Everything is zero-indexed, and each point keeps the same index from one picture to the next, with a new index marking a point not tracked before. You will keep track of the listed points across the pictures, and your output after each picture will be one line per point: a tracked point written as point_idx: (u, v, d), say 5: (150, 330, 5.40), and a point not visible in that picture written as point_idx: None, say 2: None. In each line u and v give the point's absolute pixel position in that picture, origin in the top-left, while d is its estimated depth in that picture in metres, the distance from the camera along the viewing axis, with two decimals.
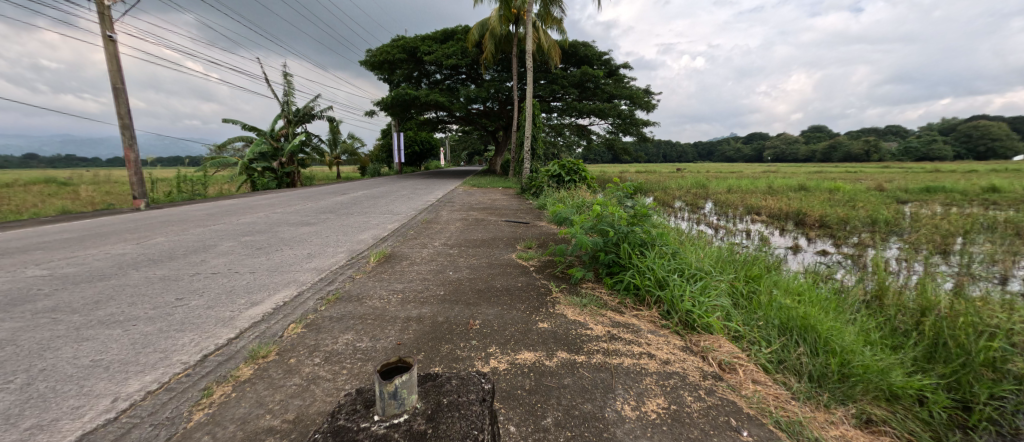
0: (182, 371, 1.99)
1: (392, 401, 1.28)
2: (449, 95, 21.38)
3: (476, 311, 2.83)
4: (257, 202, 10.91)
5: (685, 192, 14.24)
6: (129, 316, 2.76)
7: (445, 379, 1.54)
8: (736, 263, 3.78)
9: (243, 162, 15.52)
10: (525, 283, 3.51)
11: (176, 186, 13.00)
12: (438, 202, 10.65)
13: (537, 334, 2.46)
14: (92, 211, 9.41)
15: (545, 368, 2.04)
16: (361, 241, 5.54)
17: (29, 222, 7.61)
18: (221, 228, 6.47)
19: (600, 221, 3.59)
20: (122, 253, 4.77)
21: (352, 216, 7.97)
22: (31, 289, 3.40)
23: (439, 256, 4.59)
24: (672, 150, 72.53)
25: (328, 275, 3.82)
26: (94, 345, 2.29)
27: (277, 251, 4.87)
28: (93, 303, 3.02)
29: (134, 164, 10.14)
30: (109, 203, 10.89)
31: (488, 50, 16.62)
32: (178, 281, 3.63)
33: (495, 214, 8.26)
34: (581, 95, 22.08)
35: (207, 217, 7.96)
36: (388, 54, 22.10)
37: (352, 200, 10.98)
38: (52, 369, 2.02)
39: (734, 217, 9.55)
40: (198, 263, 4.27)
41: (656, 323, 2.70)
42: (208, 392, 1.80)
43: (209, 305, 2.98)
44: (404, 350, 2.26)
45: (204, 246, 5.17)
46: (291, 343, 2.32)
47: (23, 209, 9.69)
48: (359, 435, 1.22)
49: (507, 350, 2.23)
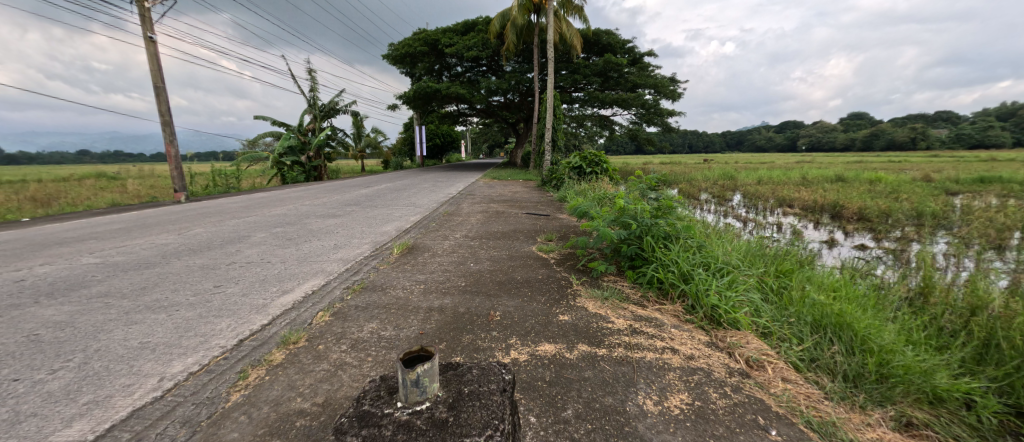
0: (220, 355, 2.11)
1: (414, 388, 1.31)
2: (469, 87, 21.41)
3: (497, 302, 2.86)
4: (286, 195, 11.32)
5: (711, 183, 13.78)
6: (173, 302, 2.94)
7: (465, 368, 1.56)
8: (766, 257, 3.64)
9: (273, 156, 16.11)
10: (546, 275, 3.50)
11: (212, 180, 13.66)
12: (460, 194, 10.73)
13: (558, 326, 2.45)
14: (139, 203, 10.06)
15: (565, 361, 2.04)
16: (385, 232, 5.67)
17: (82, 214, 8.20)
18: (254, 220, 6.76)
19: (622, 214, 3.52)
20: (164, 243, 5.06)
21: (375, 209, 8.15)
22: (85, 276, 3.65)
23: (460, 248, 4.64)
24: (699, 140, 70.25)
25: (353, 265, 3.93)
26: (142, 329, 2.46)
27: (306, 242, 5.05)
28: (140, 289, 3.24)
29: (174, 159, 10.70)
30: (152, 196, 11.58)
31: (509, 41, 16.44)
32: (216, 269, 3.83)
33: (515, 206, 8.25)
34: (603, 85, 21.61)
35: (241, 209, 8.33)
36: (410, 47, 22.22)
37: (376, 193, 11.24)
38: (106, 350, 2.17)
39: (765, 210, 9.17)
40: (233, 253, 4.48)
41: (680, 318, 2.64)
42: (244, 375, 1.90)
43: (244, 293, 3.13)
44: (426, 339, 2.30)
45: (239, 236, 5.42)
46: (319, 330, 2.42)
47: (77, 202, 10.41)
48: (382, 420, 1.25)
49: (528, 341, 2.24)
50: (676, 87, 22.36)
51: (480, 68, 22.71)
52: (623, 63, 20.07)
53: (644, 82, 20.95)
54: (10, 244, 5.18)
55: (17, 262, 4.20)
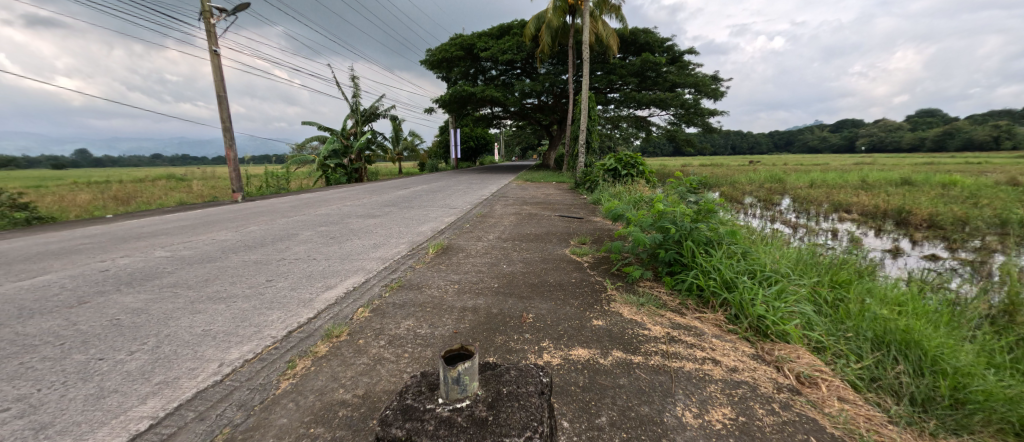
0: (271, 345, 2.26)
1: (455, 386, 1.34)
2: (503, 90, 21.61)
3: (530, 304, 2.86)
4: (331, 196, 11.94)
5: (757, 186, 13.03)
6: (231, 293, 3.20)
7: (503, 369, 1.58)
8: (819, 266, 3.38)
9: (319, 159, 17.06)
10: (579, 279, 3.45)
11: (265, 181, 14.68)
12: (493, 196, 10.85)
13: (592, 331, 2.42)
14: (202, 202, 10.99)
15: (600, 367, 2.00)
16: (421, 233, 5.84)
17: (155, 212, 9.08)
18: (301, 219, 7.20)
19: (660, 218, 3.41)
20: (223, 239, 5.50)
21: (412, 210, 8.41)
22: (157, 268, 4.04)
23: (494, 249, 4.69)
24: (743, 141, 66.67)
25: (391, 264, 4.08)
26: (204, 317, 2.69)
27: (348, 241, 5.31)
28: (203, 281, 3.55)
29: (233, 162, 11.61)
30: (214, 196, 12.61)
31: (544, 43, 16.42)
32: (268, 265, 4.11)
33: (548, 209, 8.22)
34: (640, 85, 21.09)
35: (290, 208, 8.89)
36: (446, 52, 22.77)
37: (413, 194, 11.59)
38: (174, 335, 2.40)
39: (818, 215, 8.53)
40: (283, 249, 4.79)
41: (722, 328, 2.51)
42: (292, 364, 2.03)
43: (292, 287, 3.34)
44: (460, 339, 2.34)
45: (288, 234, 5.79)
46: (360, 326, 2.53)
47: (151, 201, 11.55)
48: (425, 415, 1.29)
49: (561, 345, 2.22)
50: (719, 86, 21.37)
51: (515, 71, 22.85)
52: (662, 62, 19.47)
53: (684, 81, 20.23)
54: (96, 238, 5.82)
55: (102, 254, 4.72)
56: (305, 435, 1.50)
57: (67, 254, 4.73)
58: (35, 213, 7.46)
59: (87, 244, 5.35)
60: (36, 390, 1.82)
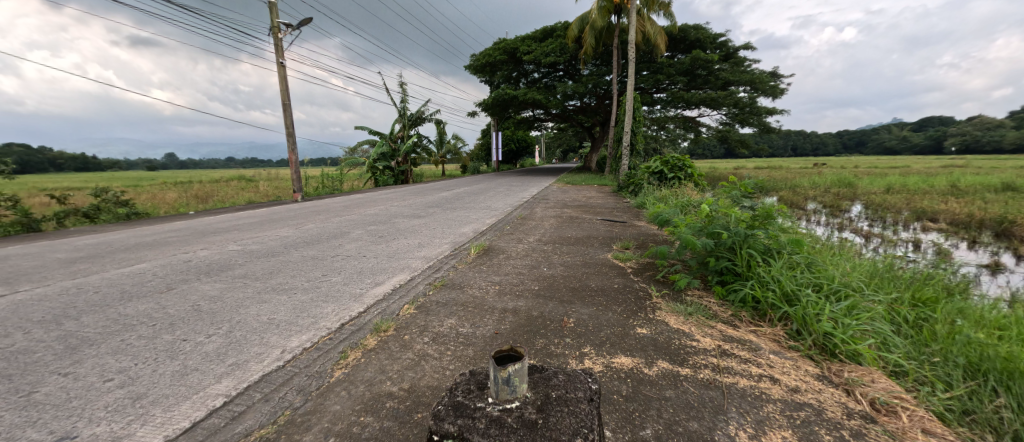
0: (326, 335, 2.42)
1: (505, 386, 1.36)
2: (546, 93, 21.59)
3: (570, 309, 2.82)
4: (380, 197, 12.57)
5: (822, 191, 11.94)
6: (292, 285, 3.47)
7: (551, 373, 1.57)
8: (897, 281, 3.03)
9: (369, 162, 18.02)
10: (622, 285, 3.36)
11: (321, 183, 15.75)
12: (533, 199, 10.85)
13: (635, 339, 2.34)
14: (267, 202, 12.01)
15: (644, 377, 1.93)
16: (463, 233, 5.98)
17: (229, 209, 10.07)
18: (353, 218, 7.64)
19: (711, 223, 3.24)
20: (285, 236, 5.97)
21: (455, 211, 8.63)
22: (230, 260, 4.47)
23: (534, 252, 4.69)
24: (806, 142, 61.47)
25: (435, 263, 4.21)
26: (269, 306, 2.94)
27: (395, 240, 5.56)
28: (269, 273, 3.88)
29: (294, 164, 12.59)
30: (277, 196, 13.73)
31: (588, 44, 16.21)
32: (323, 260, 4.41)
33: (590, 212, 8.07)
34: (689, 84, 20.16)
35: (343, 208, 9.47)
36: (490, 57, 23.14)
37: (456, 196, 11.89)
38: (244, 322, 2.64)
39: (895, 223, 7.66)
40: (337, 246, 5.12)
41: (780, 344, 2.32)
42: (345, 355, 2.16)
43: (345, 282, 3.56)
44: (500, 339, 2.36)
45: (341, 232, 6.17)
46: (405, 322, 2.63)
47: (225, 199, 12.81)
48: (476, 413, 1.32)
49: (603, 352, 2.17)
50: (778, 83, 19.88)
51: (557, 74, 22.74)
52: (714, 60, 18.48)
53: (738, 79, 19.06)
54: (179, 232, 6.53)
55: (185, 246, 5.29)
56: (356, 423, 1.58)
57: (157, 246, 5.36)
58: (133, 209, 8.53)
59: (173, 237, 6.03)
60: (133, 364, 2.07)
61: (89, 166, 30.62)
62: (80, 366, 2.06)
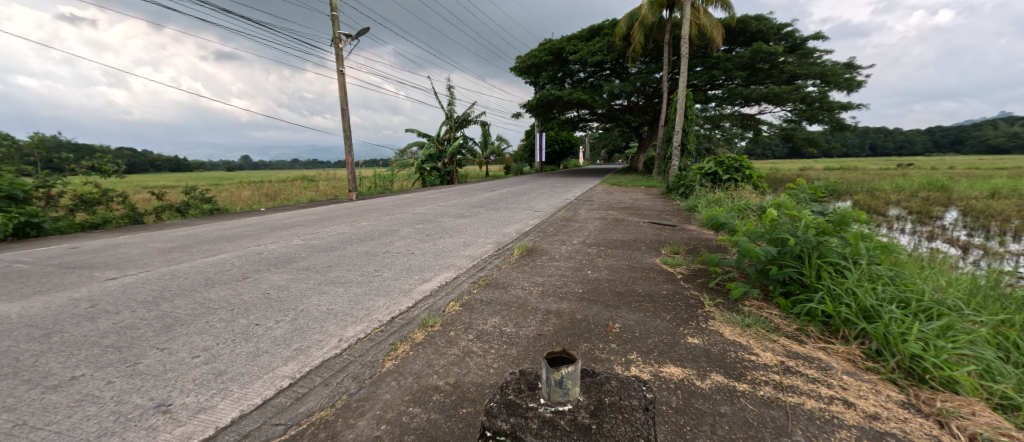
0: (378, 327, 2.55)
1: (557, 388, 1.35)
2: (592, 92, 21.19)
3: (616, 314, 2.74)
4: (427, 197, 13.05)
5: (908, 195, 10.59)
6: (348, 279, 3.70)
7: (604, 377, 1.54)
8: (1006, 301, 2.61)
9: (418, 163, 18.76)
10: (672, 292, 3.20)
11: (373, 183, 16.65)
12: (577, 200, 10.70)
13: (686, 348, 2.22)
14: (326, 200, 12.92)
15: (697, 390, 1.83)
16: (507, 234, 6.04)
17: (294, 207, 10.97)
18: (402, 217, 8.00)
19: (774, 229, 2.99)
20: (342, 232, 6.38)
21: (499, 211, 8.73)
22: (294, 253, 4.86)
23: (578, 254, 4.62)
24: (888, 141, 54.96)
25: (479, 262, 4.29)
26: (328, 297, 3.16)
27: (441, 238, 5.75)
28: (327, 266, 4.17)
29: (350, 165, 13.42)
30: (335, 195, 14.73)
31: (637, 42, 15.68)
32: (376, 256, 4.67)
33: (637, 215, 7.80)
34: (749, 79, 18.82)
35: (393, 207, 9.95)
36: (535, 58, 23.13)
37: (499, 197, 12.03)
38: (306, 311, 2.86)
39: (1001, 234, 6.60)
40: (388, 243, 5.39)
41: (856, 364, 2.09)
42: (395, 347, 2.26)
43: (395, 278, 3.73)
44: (544, 341, 2.35)
45: (392, 230, 6.48)
46: (451, 318, 2.71)
47: (290, 198, 13.95)
48: (529, 413, 1.33)
49: (651, 360, 2.09)
50: (855, 75, 17.96)
51: (604, 73, 22.24)
52: (778, 52, 17.09)
53: (806, 71, 17.47)
54: (251, 226, 7.22)
55: (256, 240, 5.84)
56: (405, 412, 1.65)
57: (234, 239, 5.96)
58: (215, 205, 9.56)
59: (246, 231, 6.67)
60: (215, 344, 2.32)
61: (181, 167, 34.82)
62: (173, 342, 2.35)
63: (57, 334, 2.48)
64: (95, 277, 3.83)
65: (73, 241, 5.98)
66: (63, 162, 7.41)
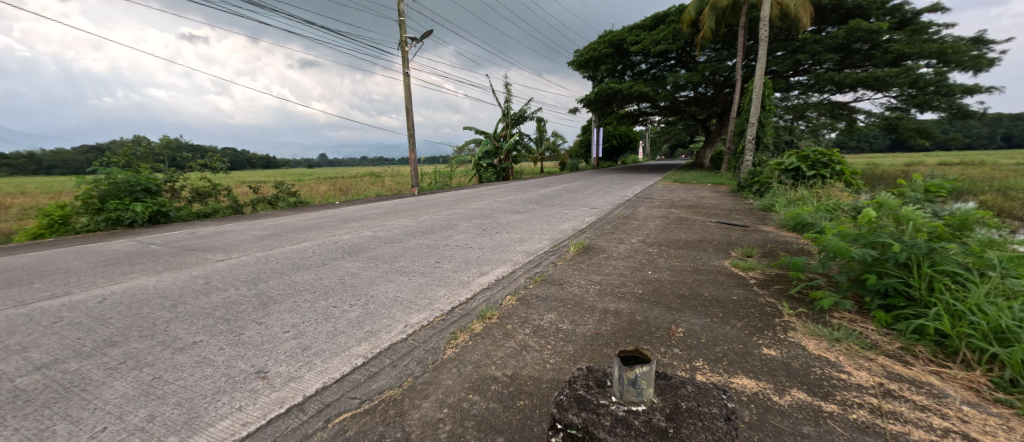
0: (439, 316, 2.68)
1: (630, 388, 1.32)
2: (655, 84, 20.13)
3: (680, 317, 2.60)
4: (483, 192, 13.36)
5: None
6: (411, 269, 3.93)
7: (679, 382, 1.49)
8: None
9: (475, 159, 19.26)
10: (743, 297, 2.95)
11: (434, 179, 17.42)
12: (637, 197, 10.26)
13: (761, 360, 2.04)
14: (391, 195, 13.79)
15: (776, 406, 1.67)
16: (562, 231, 5.98)
17: (364, 201, 11.86)
18: (460, 211, 8.28)
19: (873, 232, 2.62)
20: (406, 225, 6.78)
21: (554, 208, 8.67)
22: (364, 244, 5.26)
23: (637, 253, 4.44)
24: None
25: (535, 258, 4.31)
26: (394, 286, 3.38)
27: (498, 233, 5.85)
28: (393, 257, 4.46)
29: (413, 162, 14.16)
30: (399, 190, 15.67)
31: (707, 27, 14.56)
32: (436, 248, 4.89)
33: (702, 214, 7.30)
34: (842, 62, 16.60)
35: (452, 202, 10.33)
36: (594, 51, 22.48)
37: (555, 193, 11.93)
38: (375, 297, 3.08)
39: None
40: (448, 237, 5.62)
41: (980, 395, 1.76)
42: (456, 336, 2.36)
43: (455, 270, 3.88)
44: (601, 340, 2.29)
45: (451, 224, 6.74)
46: (508, 312, 2.76)
47: (360, 192, 15.10)
48: (600, 410, 1.33)
49: (720, 370, 1.94)
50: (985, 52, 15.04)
51: (669, 62, 21.01)
52: (882, 29, 14.79)
53: (919, 50, 14.98)
54: (328, 218, 7.95)
55: (332, 230, 6.42)
56: (465, 399, 1.72)
57: (314, 229, 6.61)
58: (299, 199, 10.68)
59: (324, 222, 7.36)
60: (300, 321, 2.61)
61: (271, 164, 39.40)
62: (267, 318, 2.67)
63: (181, 305, 2.95)
64: (206, 258, 4.48)
65: (190, 227, 7.04)
66: (185, 160, 8.77)
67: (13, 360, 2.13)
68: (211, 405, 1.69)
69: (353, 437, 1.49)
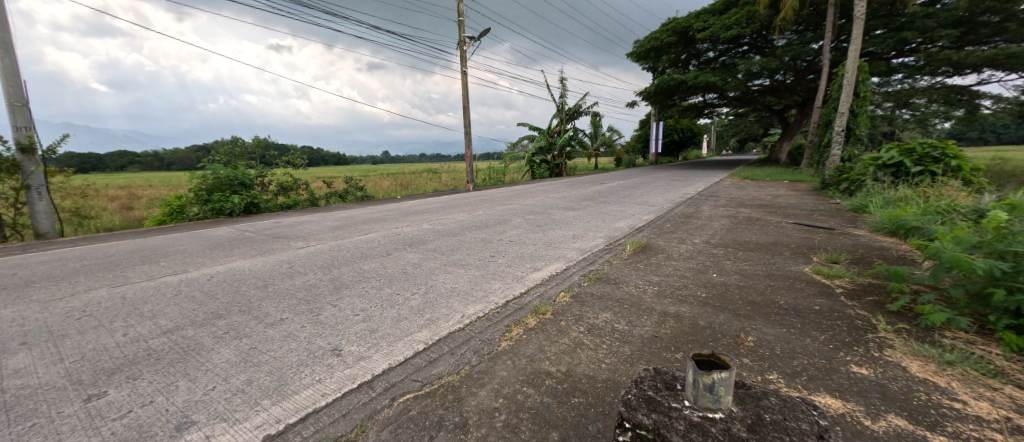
0: (494, 309, 2.74)
1: (706, 393, 1.27)
2: (724, 73, 18.65)
3: (750, 326, 2.40)
4: (537, 189, 13.35)
5: None
6: (467, 262, 4.06)
7: (761, 393, 1.39)
8: None
9: (528, 156, 19.32)
10: (827, 308, 2.64)
11: (488, 175, 17.77)
12: (700, 195, 9.62)
13: (849, 379, 1.81)
14: (448, 190, 14.33)
15: (868, 432, 1.48)
16: (618, 228, 5.80)
17: (423, 195, 12.45)
18: (513, 207, 8.37)
19: (1004, 241, 2.20)
20: (462, 219, 7.00)
21: (609, 205, 8.43)
22: (423, 236, 5.53)
23: (701, 254, 4.18)
24: None
25: (590, 256, 4.23)
26: (451, 277, 3.52)
27: (551, 230, 5.83)
28: (450, 249, 4.64)
29: (469, 158, 14.54)
30: (455, 186, 16.22)
31: (788, 8, 13.14)
32: (491, 242, 5.00)
33: (777, 214, 6.64)
34: (963, 38, 14.08)
35: (505, 198, 10.47)
36: (656, 40, 21.30)
37: (610, 190, 11.58)
38: (433, 287, 3.23)
39: None
40: (501, 232, 5.71)
41: None
42: (510, 329, 2.40)
43: (509, 264, 3.94)
44: (660, 343, 2.19)
45: (505, 219, 6.84)
46: (562, 308, 2.74)
47: (419, 187, 15.88)
48: (672, 413, 1.29)
49: (799, 386, 1.76)
50: None
51: (741, 49, 19.33)
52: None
53: None
54: (391, 212, 8.46)
55: (395, 223, 6.83)
56: (520, 391, 1.75)
57: (379, 221, 7.08)
58: (365, 193, 11.50)
59: (387, 216, 7.86)
60: (368, 306, 2.82)
61: (342, 161, 42.88)
62: (340, 301, 2.93)
63: (269, 286, 3.33)
64: (289, 245, 5.00)
65: (275, 218, 7.91)
66: (272, 158, 9.84)
67: (146, 325, 2.56)
68: (296, 376, 1.89)
69: (416, 417, 1.58)
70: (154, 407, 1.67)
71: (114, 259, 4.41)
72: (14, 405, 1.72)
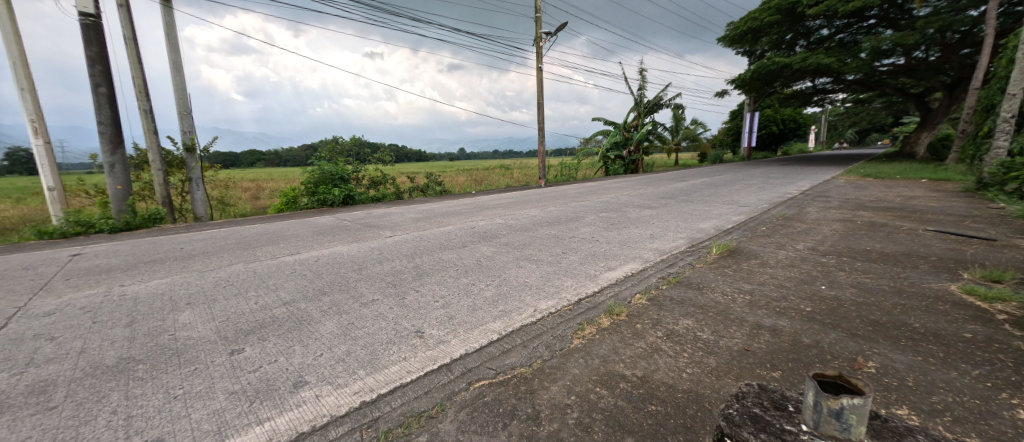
0: (566, 305, 2.72)
1: (830, 420, 1.16)
2: (841, 52, 16.01)
3: (870, 349, 2.04)
4: (611, 185, 12.88)
5: None
6: (539, 258, 4.08)
7: (902, 431, 1.23)
8: None
9: (601, 151, 18.73)
10: (981, 338, 2.13)
11: (560, 171, 17.61)
12: (804, 195, 8.41)
13: (1016, 428, 1.45)
14: (520, 186, 14.52)
15: None
16: (702, 230, 5.34)
17: (497, 191, 12.79)
18: (586, 204, 8.19)
19: None
20: (534, 215, 7.06)
21: (692, 204, 7.80)
22: (497, 230, 5.68)
23: (804, 263, 3.67)
24: None
25: (669, 258, 3.97)
26: (523, 272, 3.57)
27: (626, 228, 5.58)
28: (522, 244, 4.71)
29: (542, 154, 14.55)
30: (527, 182, 16.39)
31: None
32: (563, 239, 4.96)
33: (910, 218, 5.53)
34: None
35: (578, 194, 10.29)
36: (754, 21, 19.00)
37: (692, 188, 10.70)
38: (506, 281, 3.31)
39: None
40: (574, 229, 5.63)
41: None
42: (583, 327, 2.36)
43: (581, 262, 3.88)
44: (752, 358, 1.97)
45: (577, 216, 6.73)
46: (637, 310, 2.61)
47: (492, 183, 16.34)
48: (788, 436, 1.21)
49: (941, 428, 1.45)
50: None
51: (866, 23, 16.40)
52: None
53: None
54: (467, 206, 8.86)
55: (471, 217, 7.14)
56: (593, 391, 1.71)
57: (456, 214, 7.47)
58: (443, 188, 12.19)
59: (464, 209, 8.25)
60: (447, 294, 2.99)
61: (423, 158, 46.00)
62: (422, 287, 3.16)
63: (363, 269, 3.73)
64: (378, 234, 5.52)
65: (367, 209, 8.78)
66: (365, 155, 10.91)
67: (270, 295, 3.04)
68: (385, 352, 2.09)
69: (490, 403, 1.65)
70: (278, 365, 1.99)
71: (246, 240, 5.31)
72: (183, 351, 2.18)
